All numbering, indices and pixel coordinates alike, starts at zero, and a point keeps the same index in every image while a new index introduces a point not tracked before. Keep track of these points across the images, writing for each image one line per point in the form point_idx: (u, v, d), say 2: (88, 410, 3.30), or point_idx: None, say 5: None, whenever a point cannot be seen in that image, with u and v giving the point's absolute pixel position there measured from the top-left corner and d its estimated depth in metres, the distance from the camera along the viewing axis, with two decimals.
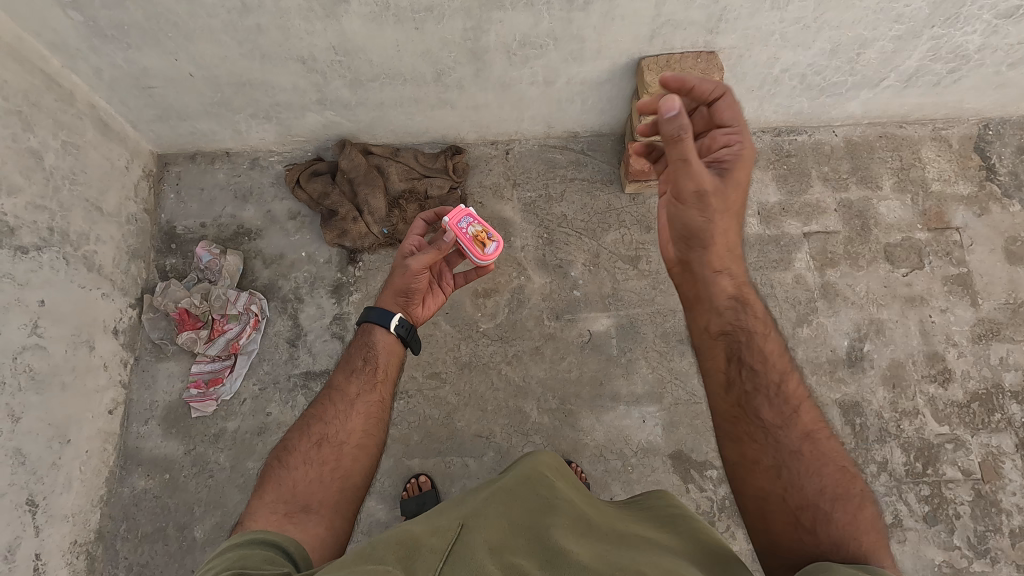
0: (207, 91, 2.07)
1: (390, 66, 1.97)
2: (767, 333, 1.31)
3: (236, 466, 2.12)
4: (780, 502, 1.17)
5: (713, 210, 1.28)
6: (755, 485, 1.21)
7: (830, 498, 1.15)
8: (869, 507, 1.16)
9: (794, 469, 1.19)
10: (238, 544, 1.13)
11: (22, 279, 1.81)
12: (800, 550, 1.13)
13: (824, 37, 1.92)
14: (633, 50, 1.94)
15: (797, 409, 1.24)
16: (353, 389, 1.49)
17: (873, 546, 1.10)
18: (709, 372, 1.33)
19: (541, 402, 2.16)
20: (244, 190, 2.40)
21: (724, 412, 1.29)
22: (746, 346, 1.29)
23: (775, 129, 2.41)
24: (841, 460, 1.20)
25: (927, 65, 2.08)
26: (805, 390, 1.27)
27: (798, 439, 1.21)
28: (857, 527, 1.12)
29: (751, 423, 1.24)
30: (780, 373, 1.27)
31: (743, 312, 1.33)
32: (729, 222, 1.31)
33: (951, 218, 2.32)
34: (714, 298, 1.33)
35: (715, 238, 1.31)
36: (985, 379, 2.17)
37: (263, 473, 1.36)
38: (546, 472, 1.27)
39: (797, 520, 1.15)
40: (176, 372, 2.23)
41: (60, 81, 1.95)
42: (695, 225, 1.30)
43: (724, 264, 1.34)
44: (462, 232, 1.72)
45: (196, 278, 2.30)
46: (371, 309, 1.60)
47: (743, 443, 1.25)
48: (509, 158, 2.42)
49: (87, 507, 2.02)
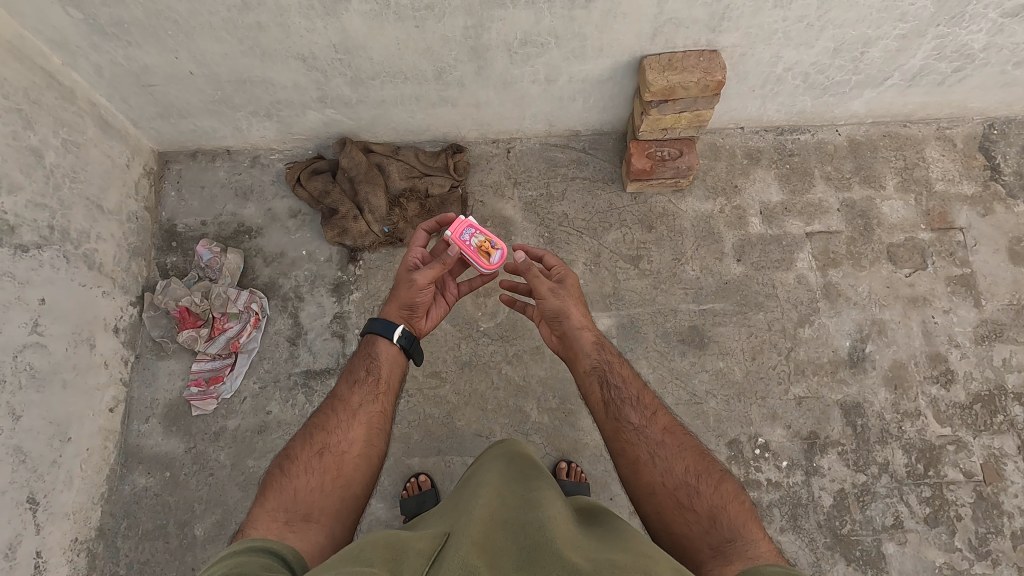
0: (207, 89, 2.06)
1: (391, 64, 1.97)
2: (621, 361, 1.55)
3: (236, 464, 2.13)
4: (662, 490, 1.32)
5: (564, 297, 1.63)
6: (644, 483, 1.35)
7: (695, 475, 1.34)
8: (729, 480, 1.35)
9: (664, 457, 1.36)
10: (238, 551, 1.08)
11: (22, 277, 1.81)
12: (687, 529, 1.27)
13: (828, 35, 1.90)
14: (635, 48, 1.92)
15: (655, 411, 1.46)
16: (356, 399, 1.51)
17: (737, 515, 1.28)
18: (589, 401, 1.52)
19: (541, 401, 2.16)
20: (245, 188, 2.40)
21: (605, 428, 1.46)
22: (608, 372, 1.52)
23: (778, 128, 2.40)
24: (697, 447, 1.40)
25: (931, 64, 2.07)
26: (659, 400, 1.49)
27: (660, 434, 1.41)
28: (721, 498, 1.31)
29: (624, 429, 1.42)
30: (636, 389, 1.50)
31: (602, 349, 1.57)
32: (576, 300, 1.65)
33: (954, 218, 2.31)
34: (579, 345, 1.58)
35: (571, 312, 1.61)
36: (988, 380, 2.16)
37: (264, 481, 1.36)
38: (525, 472, 1.25)
39: (678, 503, 1.30)
40: (177, 370, 2.24)
41: (61, 78, 1.95)
42: (553, 310, 1.62)
43: (586, 324, 1.61)
44: (466, 244, 1.73)
45: (197, 276, 2.30)
46: (375, 321, 1.63)
47: (626, 452, 1.40)
48: (510, 156, 2.41)
49: (87, 505, 2.03)
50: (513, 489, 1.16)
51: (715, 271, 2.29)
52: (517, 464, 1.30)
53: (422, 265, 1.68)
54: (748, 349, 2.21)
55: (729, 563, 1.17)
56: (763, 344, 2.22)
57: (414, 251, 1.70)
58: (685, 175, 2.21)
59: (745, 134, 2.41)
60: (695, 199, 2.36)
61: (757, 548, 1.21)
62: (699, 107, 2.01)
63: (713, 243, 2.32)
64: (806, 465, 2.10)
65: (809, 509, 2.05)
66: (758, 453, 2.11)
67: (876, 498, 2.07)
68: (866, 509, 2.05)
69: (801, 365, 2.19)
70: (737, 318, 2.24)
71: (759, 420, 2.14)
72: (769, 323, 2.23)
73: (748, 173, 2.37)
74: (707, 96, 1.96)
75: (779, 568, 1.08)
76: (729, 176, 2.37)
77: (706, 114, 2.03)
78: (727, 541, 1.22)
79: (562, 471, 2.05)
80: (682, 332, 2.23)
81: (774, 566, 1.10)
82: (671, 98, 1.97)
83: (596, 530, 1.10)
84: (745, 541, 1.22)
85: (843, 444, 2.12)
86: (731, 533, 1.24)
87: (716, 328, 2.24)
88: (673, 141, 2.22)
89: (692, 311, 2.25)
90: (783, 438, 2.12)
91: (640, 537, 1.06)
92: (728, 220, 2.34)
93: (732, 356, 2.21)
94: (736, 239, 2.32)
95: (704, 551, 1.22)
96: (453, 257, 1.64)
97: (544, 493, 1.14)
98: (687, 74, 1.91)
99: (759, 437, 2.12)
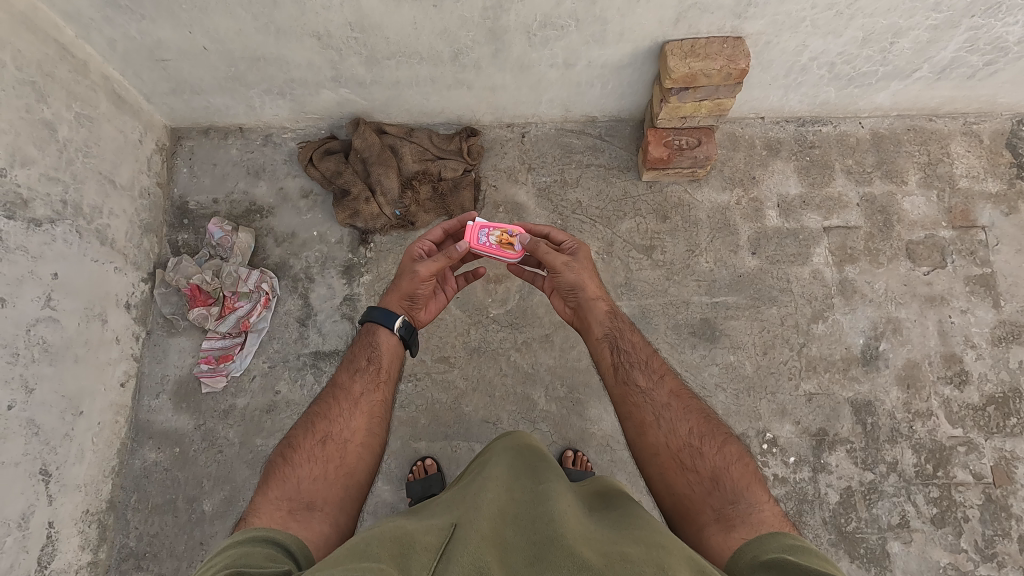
0: (221, 65, 2.04)
1: (407, 45, 1.93)
2: (632, 328, 1.54)
3: (244, 442, 2.15)
4: (666, 452, 1.31)
5: (576, 270, 1.59)
6: (649, 445, 1.34)
7: (699, 436, 1.33)
8: (733, 443, 1.35)
9: (669, 419, 1.36)
10: (240, 541, 1.12)
11: (35, 251, 1.81)
12: (689, 490, 1.26)
13: (857, 25, 1.84)
14: (657, 33, 1.87)
15: (663, 375, 1.45)
16: (357, 388, 1.51)
17: (742, 478, 1.28)
18: (598, 366, 1.51)
19: (549, 390, 2.16)
20: (257, 166, 2.38)
21: (612, 391, 1.45)
22: (619, 338, 1.51)
23: (800, 118, 2.35)
24: (703, 411, 1.40)
25: (962, 56, 2.00)
26: (668, 365, 1.48)
27: (666, 397, 1.40)
28: (723, 459, 1.30)
29: (632, 392, 1.41)
30: (645, 354, 1.48)
31: (613, 316, 1.55)
32: (590, 272, 1.61)
33: (977, 216, 2.26)
34: (592, 312, 1.56)
35: (586, 284, 1.58)
36: (1003, 382, 2.13)
37: (267, 470, 1.36)
38: (534, 466, 1.25)
39: (681, 463, 1.30)
40: (187, 347, 2.25)
41: (75, 51, 1.93)
42: (568, 283, 1.59)
43: (598, 294, 1.58)
44: (486, 245, 1.72)
45: (208, 254, 2.31)
46: (375, 309, 1.63)
47: (632, 415, 1.39)
48: (525, 141, 2.38)
49: (99, 477, 2.05)
50: (521, 483, 1.16)
51: (729, 263, 2.26)
52: (525, 457, 1.30)
53: (427, 257, 1.69)
54: (760, 344, 2.19)
55: (731, 528, 1.17)
56: (775, 339, 2.19)
57: (421, 243, 1.70)
58: (703, 165, 2.18)
59: (765, 125, 2.35)
60: (712, 189, 2.32)
61: (762, 512, 1.20)
62: (720, 96, 1.96)
63: (728, 235, 2.28)
64: (814, 461, 2.09)
65: (815, 505, 2.05)
66: (766, 448, 2.10)
67: (883, 497, 2.05)
68: (872, 507, 2.05)
69: (813, 362, 2.17)
70: (750, 312, 2.22)
71: (768, 416, 2.12)
72: (782, 319, 2.21)
73: (767, 165, 2.33)
74: (729, 84, 1.91)
75: (786, 540, 1.10)
76: (747, 167, 2.33)
77: (727, 103, 1.99)
78: (730, 502, 1.22)
79: (568, 459, 2.05)
80: (693, 325, 2.21)
81: (783, 538, 1.11)
82: (692, 86, 1.92)
83: (612, 519, 1.09)
84: (748, 503, 1.22)
85: (852, 442, 2.10)
86: (735, 495, 1.24)
87: (729, 321, 2.21)
88: (691, 130, 2.17)
89: (705, 303, 2.23)
90: (791, 435, 2.11)
91: (656, 524, 1.04)
92: (745, 212, 2.30)
93: (743, 350, 2.19)
94: (752, 231, 2.28)
95: (706, 513, 1.22)
96: (458, 252, 1.64)
97: (555, 487, 1.14)
98: (711, 61, 1.86)
99: (767, 432, 2.11)
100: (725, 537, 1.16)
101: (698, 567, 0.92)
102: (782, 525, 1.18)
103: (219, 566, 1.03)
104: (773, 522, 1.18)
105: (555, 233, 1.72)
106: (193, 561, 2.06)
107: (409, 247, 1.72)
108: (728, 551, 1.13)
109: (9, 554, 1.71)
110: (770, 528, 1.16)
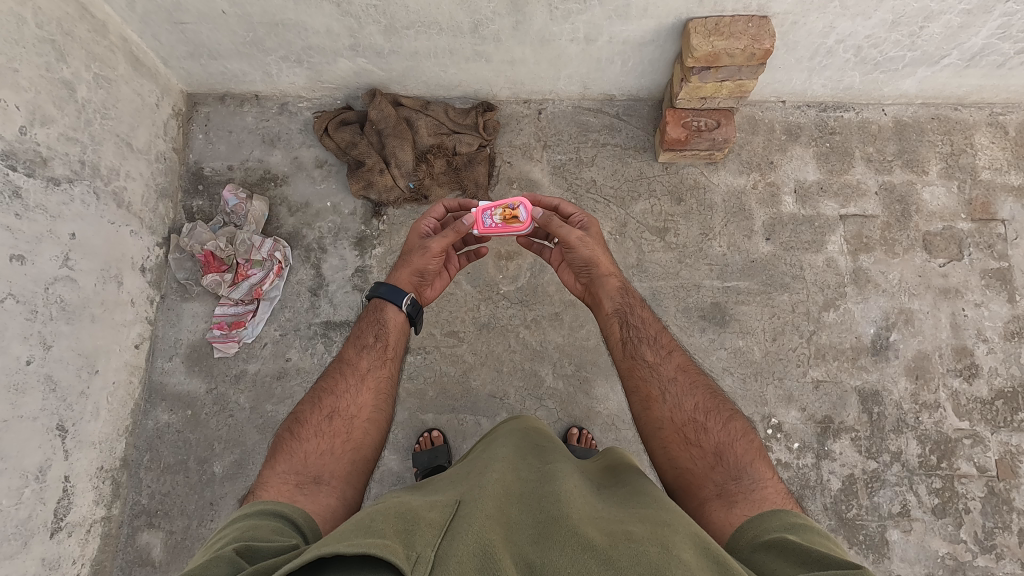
0: (240, 30, 2.02)
1: (427, 14, 1.90)
2: (642, 305, 1.54)
3: (254, 407, 2.19)
4: (670, 425, 1.33)
5: (588, 244, 1.58)
6: (655, 417, 1.36)
7: (704, 412, 1.34)
8: (738, 420, 1.35)
9: (675, 394, 1.37)
10: (248, 514, 1.15)
11: (54, 210, 1.83)
12: (690, 463, 1.28)
13: (888, 6, 1.80)
14: (681, 9, 1.84)
15: (670, 350, 1.46)
16: (364, 364, 1.52)
17: (746, 454, 1.28)
18: (609, 340, 1.52)
19: (557, 367, 2.17)
20: (272, 135, 2.38)
21: (620, 364, 1.47)
22: (630, 313, 1.51)
23: (821, 104, 2.31)
24: (710, 387, 1.40)
25: (994, 43, 1.95)
26: (677, 343, 1.48)
27: (674, 371, 1.41)
28: (728, 435, 1.31)
29: (639, 365, 1.43)
30: (654, 328, 1.49)
31: (625, 291, 1.55)
32: (602, 248, 1.62)
33: (997, 209, 2.23)
34: (603, 286, 1.56)
35: (599, 260, 1.58)
36: (1012, 377, 2.13)
37: (274, 444, 1.38)
38: (540, 448, 1.26)
39: (685, 437, 1.31)
40: (200, 313, 2.28)
41: (93, 10, 1.92)
42: (581, 259, 1.58)
43: (608, 269, 1.58)
44: (490, 225, 1.65)
45: (222, 220, 2.32)
46: (382, 285, 1.64)
47: (639, 389, 1.41)
48: (542, 118, 2.36)
49: (113, 436, 2.09)
50: (528, 464, 1.18)
51: (742, 248, 2.25)
52: (531, 438, 1.32)
53: (433, 235, 1.71)
54: (769, 329, 2.19)
55: (733, 504, 1.18)
56: (786, 326, 2.19)
57: (427, 220, 1.72)
58: (721, 148, 2.15)
59: (786, 109, 2.32)
60: (728, 173, 2.30)
61: (764, 488, 1.21)
62: (742, 77, 1.93)
63: (743, 219, 2.27)
64: (818, 448, 2.10)
65: (817, 491, 2.06)
66: (769, 433, 2.10)
67: (885, 485, 2.07)
68: (873, 495, 2.06)
69: (822, 350, 2.16)
70: (761, 298, 2.21)
71: (775, 402, 2.13)
72: (793, 306, 2.20)
73: (786, 150, 2.30)
74: (752, 65, 1.87)
75: (788, 521, 1.10)
76: (766, 152, 2.30)
77: (749, 85, 1.96)
78: (732, 479, 1.23)
79: (573, 437, 2.07)
80: (703, 309, 2.21)
81: (783, 516, 1.12)
82: (714, 66, 1.89)
83: (619, 497, 1.10)
84: (751, 478, 1.23)
85: (857, 430, 2.11)
86: (738, 471, 1.25)
87: (739, 307, 2.21)
88: (710, 111, 2.14)
89: (715, 287, 2.22)
90: (797, 421, 2.12)
91: (665, 503, 1.05)
92: (760, 197, 2.27)
93: (752, 336, 2.18)
94: (766, 217, 2.26)
95: (707, 488, 1.23)
96: (466, 225, 1.62)
97: (562, 468, 1.15)
98: (734, 40, 1.82)
99: (773, 418, 2.12)
100: (727, 512, 1.17)
101: (701, 544, 0.92)
102: (783, 501, 1.19)
103: (227, 538, 1.06)
104: (775, 498, 1.19)
105: (563, 206, 1.71)
106: (203, 520, 2.11)
107: (414, 225, 1.74)
108: (729, 527, 1.14)
109: (27, 505, 1.76)
110: (772, 505, 1.17)
